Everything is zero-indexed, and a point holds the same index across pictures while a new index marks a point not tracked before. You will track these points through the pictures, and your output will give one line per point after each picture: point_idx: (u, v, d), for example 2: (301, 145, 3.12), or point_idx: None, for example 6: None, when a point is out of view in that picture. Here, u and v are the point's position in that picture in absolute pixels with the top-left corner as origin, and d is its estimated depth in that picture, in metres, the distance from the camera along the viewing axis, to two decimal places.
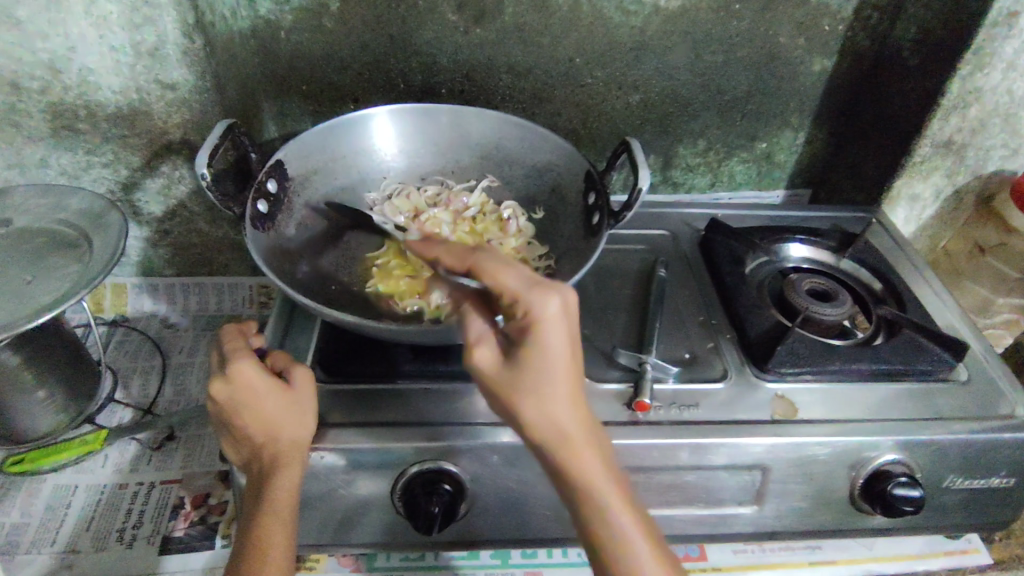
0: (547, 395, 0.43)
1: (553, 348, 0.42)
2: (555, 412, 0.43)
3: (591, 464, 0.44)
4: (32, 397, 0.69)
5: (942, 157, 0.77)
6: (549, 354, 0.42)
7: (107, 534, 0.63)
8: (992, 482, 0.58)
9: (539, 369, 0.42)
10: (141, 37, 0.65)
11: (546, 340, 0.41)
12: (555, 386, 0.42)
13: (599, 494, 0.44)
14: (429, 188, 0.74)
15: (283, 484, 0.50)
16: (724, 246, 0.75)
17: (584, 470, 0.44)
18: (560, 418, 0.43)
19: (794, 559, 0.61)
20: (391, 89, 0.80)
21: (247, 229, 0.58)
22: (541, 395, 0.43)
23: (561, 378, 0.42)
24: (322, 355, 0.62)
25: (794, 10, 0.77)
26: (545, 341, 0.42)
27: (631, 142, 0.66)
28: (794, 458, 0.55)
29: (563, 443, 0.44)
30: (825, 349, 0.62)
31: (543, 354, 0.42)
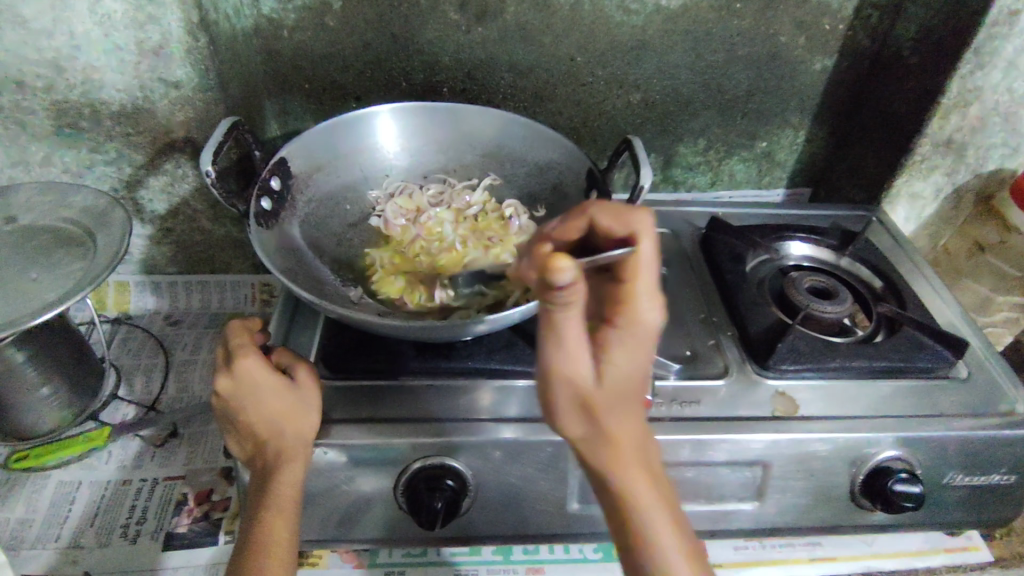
0: (626, 407, 0.41)
1: (640, 351, 0.40)
2: (627, 429, 0.41)
3: (652, 497, 0.42)
4: (36, 393, 0.69)
5: (943, 156, 0.77)
6: (634, 362, 0.40)
7: (111, 530, 0.63)
8: (992, 479, 0.58)
9: (624, 381, 0.40)
10: (146, 35, 0.66)
11: (634, 342, 0.40)
12: (630, 399, 0.41)
13: (657, 523, 0.41)
14: (432, 186, 0.74)
15: (287, 480, 0.51)
16: (725, 243, 0.75)
17: (646, 498, 0.42)
18: (627, 438, 0.41)
19: (794, 555, 0.62)
20: (393, 88, 0.80)
21: (251, 226, 0.58)
22: (617, 406, 0.40)
23: (637, 389, 0.41)
24: (326, 352, 0.63)
25: (794, 9, 0.77)
26: (633, 343, 0.40)
27: (633, 140, 0.66)
28: (794, 455, 0.56)
29: (627, 461, 0.41)
30: (826, 346, 0.63)
31: (628, 361, 0.40)
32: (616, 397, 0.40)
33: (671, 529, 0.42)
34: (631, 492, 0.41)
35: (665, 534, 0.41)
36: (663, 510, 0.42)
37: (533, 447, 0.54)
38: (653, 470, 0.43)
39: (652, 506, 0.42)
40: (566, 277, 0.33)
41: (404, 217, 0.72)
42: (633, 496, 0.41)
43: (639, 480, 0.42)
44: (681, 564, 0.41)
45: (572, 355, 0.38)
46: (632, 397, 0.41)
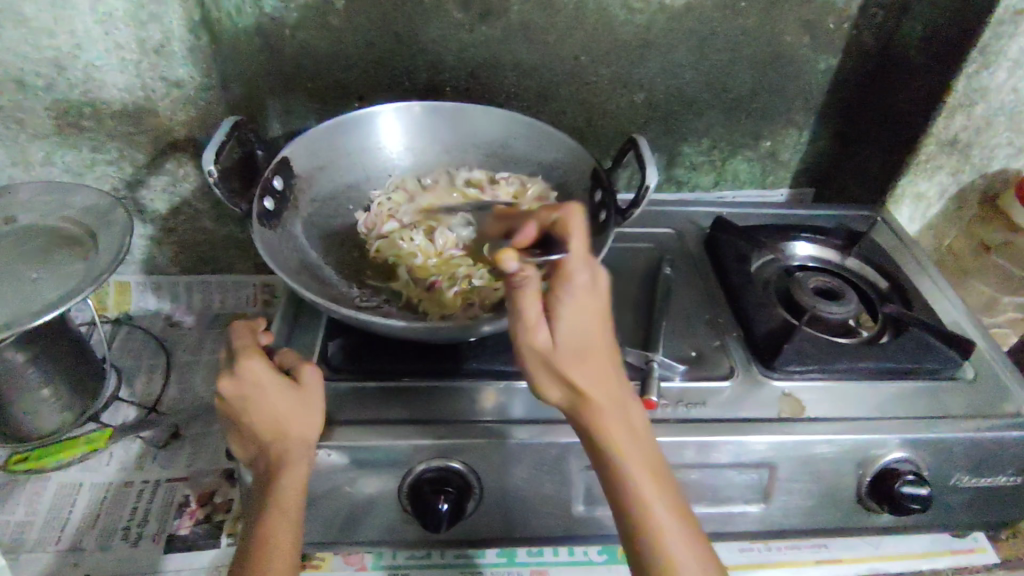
0: (591, 363, 0.46)
1: (591, 313, 0.45)
2: (593, 380, 0.46)
3: (628, 444, 0.46)
4: (37, 395, 0.69)
5: (949, 155, 0.77)
6: (588, 323, 0.45)
7: (112, 533, 0.63)
8: (999, 480, 0.58)
9: (583, 341, 0.45)
10: (147, 33, 0.66)
11: (582, 306, 0.44)
12: (589, 357, 0.45)
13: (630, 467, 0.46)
14: (429, 176, 0.74)
15: (290, 482, 0.50)
16: (729, 244, 0.75)
17: (622, 444, 0.46)
18: (597, 392, 0.46)
19: (800, 558, 0.61)
20: (395, 87, 0.80)
21: (254, 226, 0.58)
22: (581, 363, 0.45)
23: (596, 344, 0.46)
24: (329, 353, 0.62)
25: (799, 8, 0.77)
26: (584, 308, 0.44)
27: (638, 139, 0.66)
28: (801, 456, 0.55)
29: (599, 408, 0.46)
30: (831, 348, 0.62)
31: (583, 325, 0.44)
32: (579, 355, 0.45)
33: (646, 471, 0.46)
34: (609, 442, 0.46)
35: (640, 478, 0.45)
36: (637, 456, 0.46)
37: (538, 448, 0.54)
38: (628, 419, 0.47)
39: (628, 452, 0.46)
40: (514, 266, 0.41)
41: (398, 208, 0.71)
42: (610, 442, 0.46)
43: (616, 429, 0.46)
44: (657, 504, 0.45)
45: (527, 324, 0.44)
46: (592, 354, 0.46)
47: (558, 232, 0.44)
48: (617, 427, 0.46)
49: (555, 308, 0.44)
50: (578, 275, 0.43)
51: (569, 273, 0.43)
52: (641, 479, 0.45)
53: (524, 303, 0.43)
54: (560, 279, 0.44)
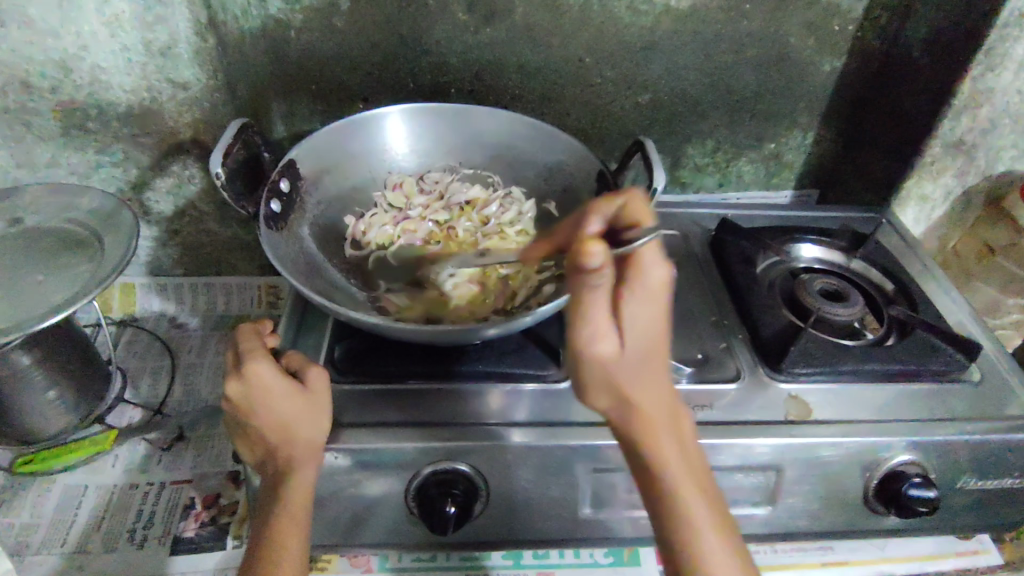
0: (650, 374, 0.45)
1: (657, 318, 0.43)
2: (648, 389, 0.45)
3: (677, 456, 0.46)
4: (42, 397, 0.69)
5: (953, 156, 0.77)
6: (654, 331, 0.43)
7: (117, 535, 0.63)
8: (1005, 482, 0.58)
9: (647, 350, 0.43)
10: (154, 35, 0.67)
11: (649, 312, 0.42)
12: (649, 368, 0.44)
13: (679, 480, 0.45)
14: (430, 175, 0.73)
15: (298, 485, 0.50)
16: (734, 245, 0.75)
17: (674, 458, 0.46)
18: (647, 401, 0.45)
19: (807, 560, 0.61)
20: (400, 89, 0.80)
21: (261, 228, 0.57)
22: (639, 372, 0.44)
23: (656, 353, 0.44)
24: (335, 355, 0.62)
25: (803, 10, 0.77)
26: (649, 310, 0.42)
27: (645, 141, 0.66)
28: (807, 459, 0.55)
29: (650, 421, 0.45)
30: (837, 350, 0.62)
31: (648, 332, 0.43)
32: (640, 364, 0.44)
33: (693, 484, 0.45)
34: (658, 451, 0.45)
35: (688, 486, 0.45)
36: (685, 470, 0.46)
37: (545, 450, 0.54)
38: (676, 431, 0.46)
39: (675, 463, 0.45)
40: (596, 261, 0.36)
41: (398, 212, 0.71)
42: (660, 454, 0.45)
43: (665, 441, 0.46)
44: (705, 519, 0.44)
45: (593, 330, 0.41)
46: (653, 363, 0.44)
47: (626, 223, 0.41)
48: (666, 439, 0.46)
49: (629, 312, 0.41)
50: (651, 275, 0.41)
51: (644, 273, 0.41)
52: (689, 488, 0.45)
53: (592, 306, 0.40)
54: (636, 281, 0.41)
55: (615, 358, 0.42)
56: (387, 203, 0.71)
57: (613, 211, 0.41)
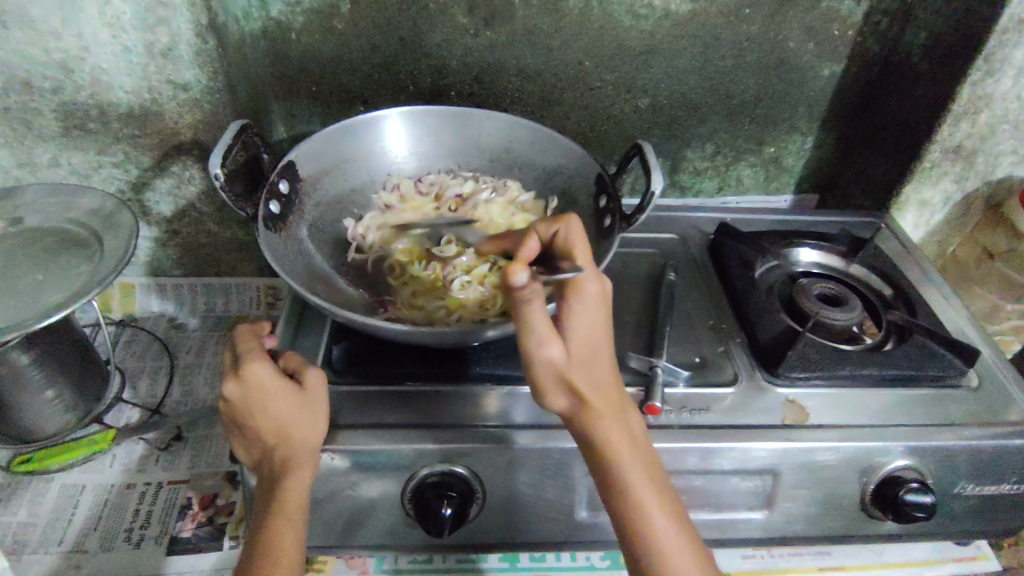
0: (596, 374, 0.46)
1: (600, 320, 0.45)
2: (598, 394, 0.46)
3: (632, 457, 0.46)
4: (40, 397, 0.69)
5: (952, 162, 0.77)
6: (597, 332, 0.45)
7: (115, 535, 0.63)
8: (1003, 488, 0.58)
9: (591, 351, 0.45)
10: (155, 37, 0.66)
11: (592, 315, 0.45)
12: (594, 368, 0.46)
13: (632, 477, 0.46)
14: (429, 177, 0.74)
15: (294, 485, 0.50)
16: (733, 250, 0.75)
17: (628, 459, 0.46)
18: (598, 400, 0.46)
19: (803, 564, 0.61)
20: (400, 92, 0.80)
21: (259, 229, 0.58)
22: (586, 372, 0.45)
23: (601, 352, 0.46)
24: (333, 356, 0.62)
25: (803, 15, 0.77)
26: (589, 316, 0.45)
27: (643, 145, 0.66)
28: (804, 463, 0.55)
29: (603, 422, 0.46)
30: (835, 354, 0.62)
31: (590, 334, 0.45)
32: (587, 365, 0.45)
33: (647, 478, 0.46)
34: (611, 452, 0.46)
35: (643, 486, 0.46)
36: (639, 464, 0.46)
37: (542, 453, 0.54)
38: (630, 433, 0.48)
39: (631, 464, 0.46)
40: (523, 280, 0.39)
41: (397, 214, 0.71)
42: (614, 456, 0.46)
43: (618, 443, 0.46)
44: (659, 512, 0.45)
45: (541, 338, 0.42)
46: (598, 362, 0.46)
47: (563, 243, 0.47)
48: (620, 441, 0.46)
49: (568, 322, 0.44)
50: (591, 288, 0.44)
51: (582, 286, 0.44)
52: (644, 485, 0.46)
53: (535, 317, 0.42)
54: (574, 294, 0.44)
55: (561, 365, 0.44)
56: (385, 204, 0.72)
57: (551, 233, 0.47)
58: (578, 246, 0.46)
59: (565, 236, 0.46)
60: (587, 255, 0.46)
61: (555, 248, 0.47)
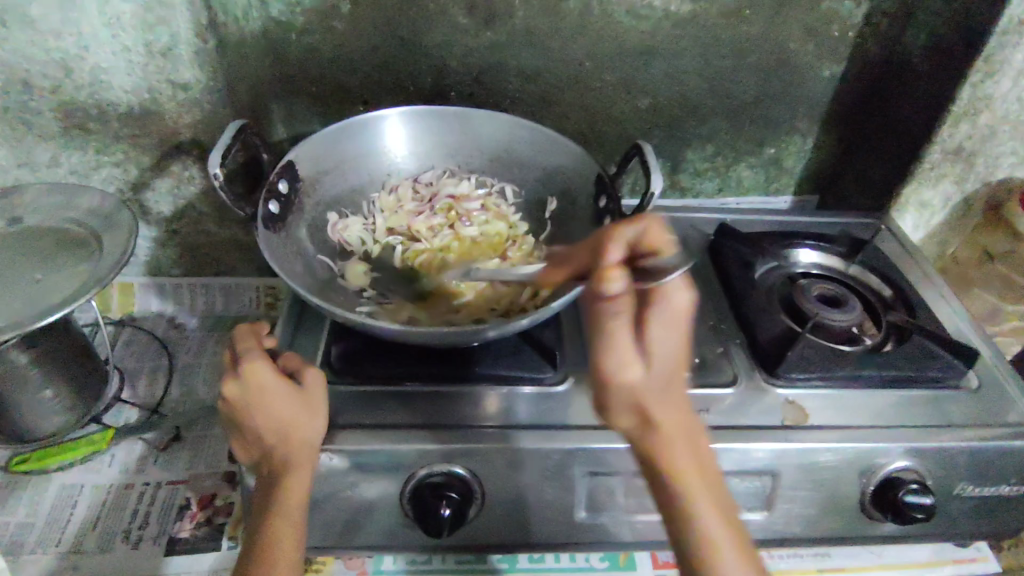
0: (672, 403, 0.47)
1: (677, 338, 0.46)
2: (672, 414, 0.46)
3: (699, 481, 0.46)
4: (39, 396, 0.69)
5: (952, 164, 0.77)
6: (675, 357, 0.46)
7: (113, 535, 0.63)
8: (1002, 490, 0.58)
9: (669, 371, 0.46)
10: (154, 37, 0.66)
11: (671, 335, 0.46)
12: (668, 390, 0.46)
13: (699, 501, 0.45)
14: (427, 176, 0.74)
15: (293, 486, 0.50)
16: (733, 250, 0.75)
17: (695, 480, 0.46)
18: (668, 414, 0.46)
19: (803, 566, 0.61)
20: (400, 91, 0.80)
21: (259, 229, 0.58)
22: (660, 393, 0.46)
23: (676, 373, 0.47)
24: (332, 356, 0.62)
25: (804, 15, 0.77)
26: (670, 333, 0.46)
27: (643, 146, 0.66)
28: (803, 464, 0.55)
29: (673, 440, 0.46)
30: (835, 355, 0.62)
31: (670, 354, 0.46)
32: (663, 390, 0.46)
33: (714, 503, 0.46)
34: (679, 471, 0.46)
35: (711, 513, 0.45)
36: (709, 495, 0.46)
37: (542, 454, 0.54)
38: (699, 457, 0.47)
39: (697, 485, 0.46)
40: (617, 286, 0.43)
41: (397, 215, 0.71)
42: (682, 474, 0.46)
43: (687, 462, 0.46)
44: (726, 538, 0.45)
45: (622, 347, 0.44)
46: (673, 382, 0.47)
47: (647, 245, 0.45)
48: (689, 462, 0.46)
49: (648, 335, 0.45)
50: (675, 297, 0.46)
51: (666, 294, 0.46)
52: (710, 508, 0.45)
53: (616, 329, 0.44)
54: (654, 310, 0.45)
55: (638, 381, 0.45)
56: (384, 204, 0.72)
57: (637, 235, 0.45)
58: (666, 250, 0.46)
59: (647, 239, 0.45)
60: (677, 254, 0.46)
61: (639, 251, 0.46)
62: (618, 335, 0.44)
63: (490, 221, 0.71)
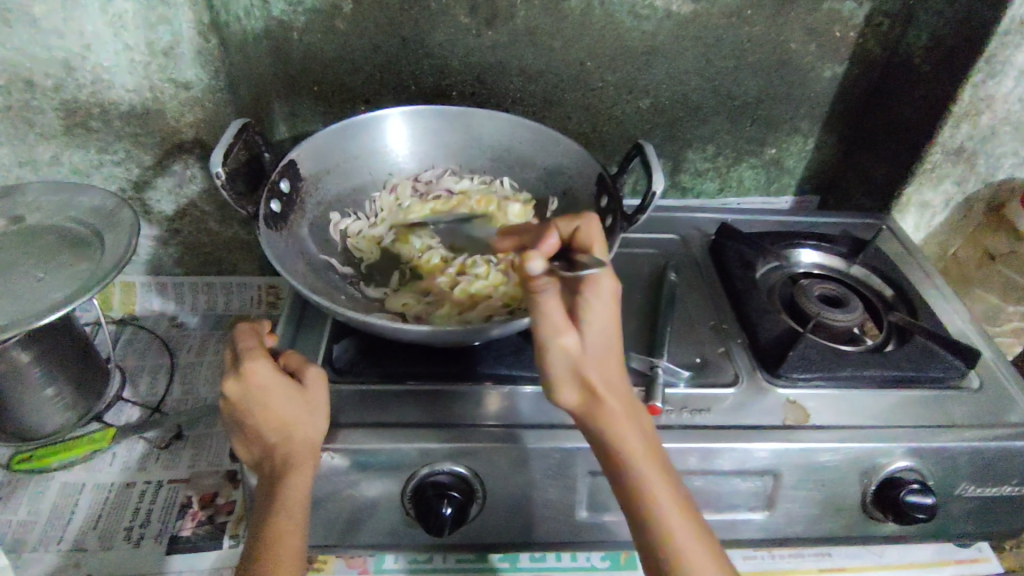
0: (610, 378, 0.47)
1: (613, 317, 0.45)
2: (613, 390, 0.47)
3: (642, 450, 0.47)
4: (40, 395, 0.68)
5: (953, 162, 0.77)
6: (612, 336, 0.46)
7: (115, 534, 0.63)
8: (1004, 489, 0.58)
9: (607, 349, 0.46)
10: (156, 36, 0.66)
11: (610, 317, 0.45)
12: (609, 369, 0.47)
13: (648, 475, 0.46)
14: (428, 176, 0.74)
15: (295, 484, 0.50)
16: (735, 251, 0.75)
17: (637, 452, 0.47)
18: (611, 392, 0.47)
19: (804, 566, 0.61)
20: (402, 92, 0.80)
21: (261, 229, 0.58)
22: (601, 372, 0.46)
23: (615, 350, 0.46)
24: (334, 355, 0.62)
25: (805, 16, 0.77)
26: (607, 315, 0.45)
27: (644, 146, 0.66)
28: (805, 464, 0.55)
29: (615, 415, 0.47)
30: (837, 356, 0.62)
31: (609, 335, 0.46)
32: (601, 365, 0.46)
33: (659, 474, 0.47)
34: (622, 444, 0.47)
35: (654, 482, 0.46)
36: (650, 464, 0.47)
37: (542, 453, 0.54)
38: (639, 426, 0.48)
39: (639, 456, 0.47)
40: (538, 268, 0.41)
41: (397, 215, 0.71)
42: (624, 447, 0.47)
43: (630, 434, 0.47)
44: (670, 505, 0.46)
45: (554, 325, 0.44)
46: (613, 359, 0.47)
47: (582, 238, 0.46)
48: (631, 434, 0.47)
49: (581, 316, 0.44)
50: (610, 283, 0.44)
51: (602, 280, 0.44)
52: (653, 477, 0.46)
53: (547, 308, 0.43)
54: (590, 296, 0.44)
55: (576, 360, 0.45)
56: (385, 205, 0.72)
57: (569, 230, 0.47)
58: (595, 243, 0.46)
59: (581, 233, 0.46)
60: (604, 250, 0.46)
61: (574, 243, 0.46)
62: (552, 318, 0.43)
63: (492, 219, 0.70)
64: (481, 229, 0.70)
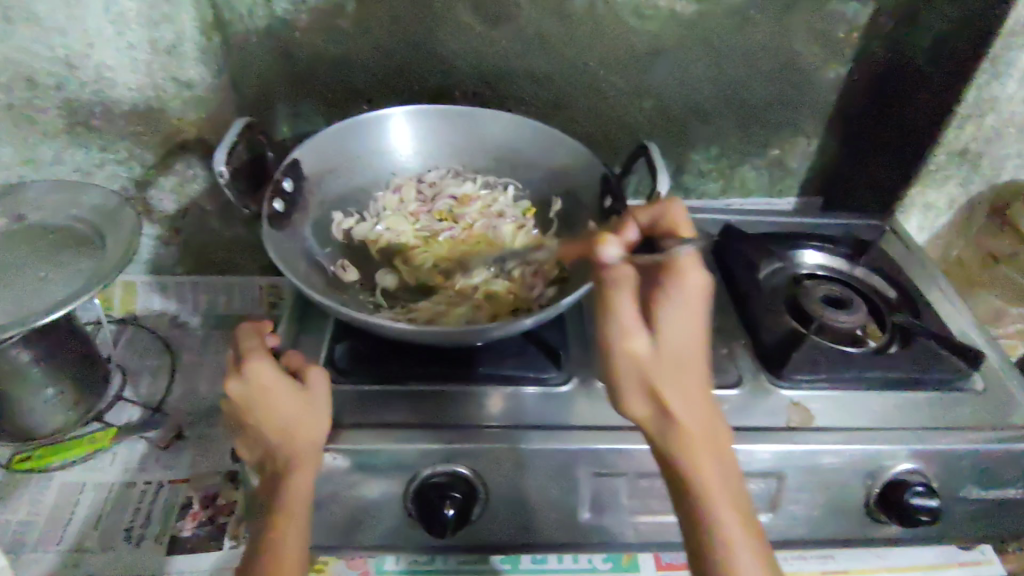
0: (687, 387, 0.45)
1: (692, 320, 0.44)
2: (687, 399, 0.45)
3: (711, 463, 0.45)
4: (41, 393, 0.68)
5: (958, 165, 0.78)
6: (690, 340, 0.45)
7: (115, 534, 0.63)
8: (1008, 492, 0.58)
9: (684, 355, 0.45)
10: (160, 34, 0.69)
11: (689, 320, 0.44)
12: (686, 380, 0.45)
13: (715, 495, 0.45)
14: (432, 175, 0.74)
15: (297, 485, 0.50)
16: (739, 253, 0.75)
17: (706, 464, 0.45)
18: (684, 401, 0.45)
19: (808, 568, 0.61)
20: (404, 91, 0.79)
21: (265, 227, 0.58)
22: (677, 379, 0.45)
23: (694, 357, 0.45)
24: (336, 355, 0.62)
25: (809, 17, 0.77)
26: (684, 316, 0.44)
27: (649, 145, 0.66)
28: (809, 466, 0.55)
29: (687, 424, 0.45)
30: (841, 357, 0.62)
31: (689, 342, 0.45)
32: (678, 371, 0.44)
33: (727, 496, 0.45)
34: (690, 454, 0.45)
35: (718, 495, 0.45)
36: (718, 476, 0.45)
37: (546, 455, 0.53)
38: (715, 441, 0.46)
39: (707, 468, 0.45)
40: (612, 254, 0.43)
41: (400, 215, 0.71)
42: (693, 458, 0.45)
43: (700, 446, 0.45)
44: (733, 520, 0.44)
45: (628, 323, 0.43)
46: (692, 366, 0.45)
47: (666, 227, 0.48)
48: (702, 446, 0.45)
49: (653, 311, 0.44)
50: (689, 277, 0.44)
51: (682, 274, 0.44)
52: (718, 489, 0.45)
53: (621, 304, 0.43)
54: (666, 290, 0.44)
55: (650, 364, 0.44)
56: (389, 205, 0.71)
57: (653, 217, 0.48)
58: (682, 230, 0.47)
59: (665, 222, 0.48)
60: (691, 235, 0.47)
61: (656, 233, 0.48)
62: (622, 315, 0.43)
63: (495, 221, 0.70)
64: (484, 229, 0.69)
